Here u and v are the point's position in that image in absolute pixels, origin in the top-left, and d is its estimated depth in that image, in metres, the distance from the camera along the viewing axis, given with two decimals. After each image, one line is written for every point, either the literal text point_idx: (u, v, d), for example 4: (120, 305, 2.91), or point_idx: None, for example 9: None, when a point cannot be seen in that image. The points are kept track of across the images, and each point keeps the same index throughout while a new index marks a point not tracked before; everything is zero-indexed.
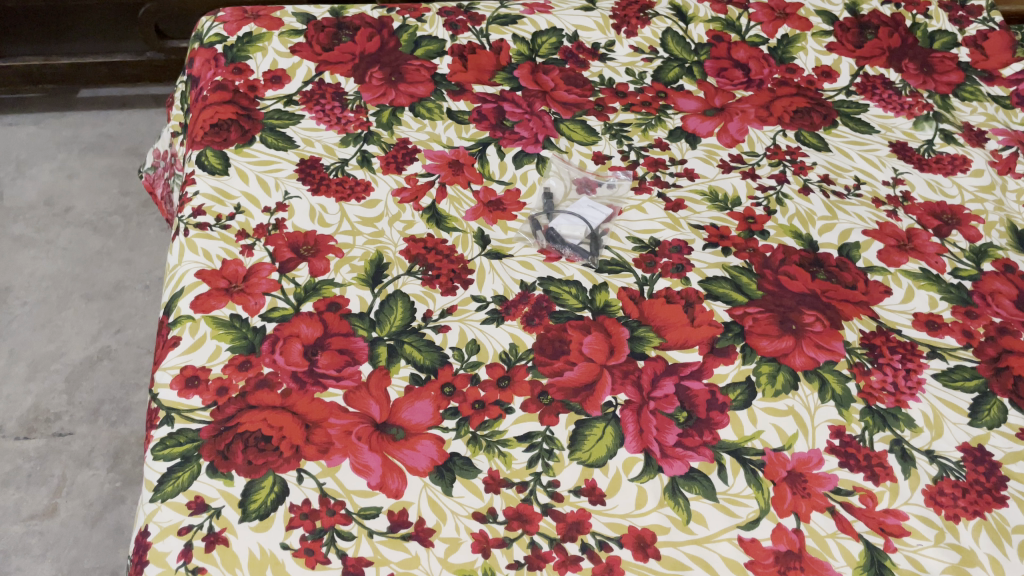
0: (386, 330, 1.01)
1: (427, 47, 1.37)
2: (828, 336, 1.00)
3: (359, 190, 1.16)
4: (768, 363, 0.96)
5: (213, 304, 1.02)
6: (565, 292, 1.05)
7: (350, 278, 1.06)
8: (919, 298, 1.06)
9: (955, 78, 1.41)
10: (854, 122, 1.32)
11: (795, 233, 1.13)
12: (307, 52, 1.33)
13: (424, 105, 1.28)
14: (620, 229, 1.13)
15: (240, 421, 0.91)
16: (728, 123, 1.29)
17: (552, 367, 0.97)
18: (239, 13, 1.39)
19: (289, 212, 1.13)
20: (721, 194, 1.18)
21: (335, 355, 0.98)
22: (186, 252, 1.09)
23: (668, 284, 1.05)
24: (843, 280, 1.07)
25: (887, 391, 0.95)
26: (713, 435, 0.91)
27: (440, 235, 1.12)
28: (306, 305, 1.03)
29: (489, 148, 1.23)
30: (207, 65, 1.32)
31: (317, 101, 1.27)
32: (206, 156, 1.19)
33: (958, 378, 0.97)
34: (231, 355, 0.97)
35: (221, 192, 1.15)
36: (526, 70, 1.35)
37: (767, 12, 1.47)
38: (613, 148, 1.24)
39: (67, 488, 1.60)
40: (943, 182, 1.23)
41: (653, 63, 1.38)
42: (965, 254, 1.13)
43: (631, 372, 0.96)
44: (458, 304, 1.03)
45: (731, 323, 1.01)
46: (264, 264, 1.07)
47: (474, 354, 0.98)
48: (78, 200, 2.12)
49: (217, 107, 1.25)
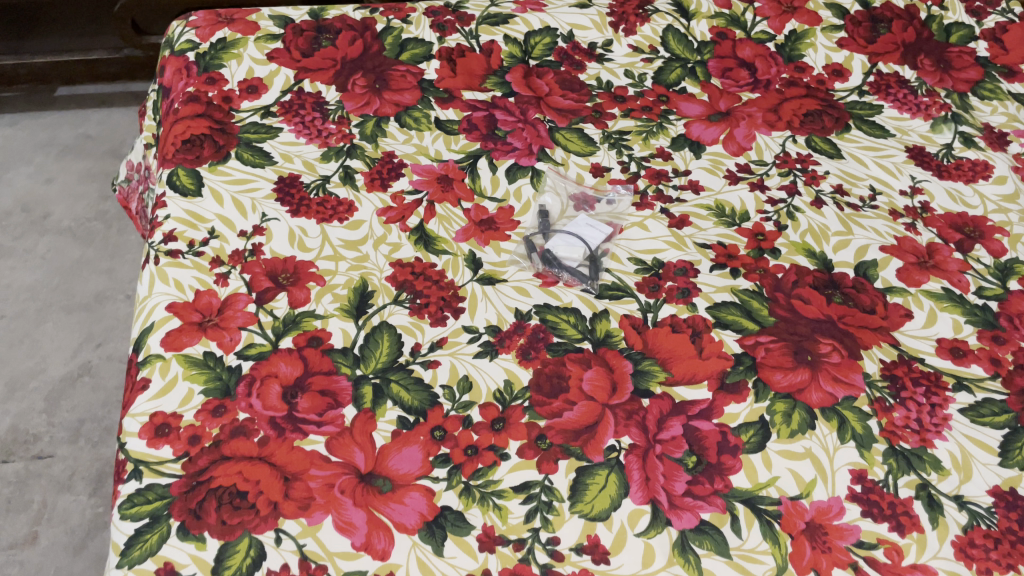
0: (371, 367, 0.94)
1: (413, 51, 1.28)
2: (846, 367, 0.93)
3: (342, 211, 1.09)
4: (783, 400, 0.89)
5: (185, 341, 0.95)
6: (563, 321, 0.98)
7: (333, 309, 0.99)
8: (942, 322, 0.99)
9: (974, 75, 1.33)
10: (868, 125, 1.24)
11: (808, 251, 1.05)
12: (285, 59, 1.25)
13: (410, 114, 1.21)
14: (621, 250, 1.05)
15: (214, 474, 0.84)
16: (735, 129, 1.21)
17: (550, 407, 0.90)
18: (212, 17, 1.30)
19: (267, 236, 1.06)
20: (728, 208, 1.11)
21: (316, 397, 0.91)
22: (156, 283, 1.01)
23: (673, 311, 0.98)
24: (861, 303, 1.00)
25: (911, 429, 0.88)
26: (725, 482, 0.84)
27: (429, 258, 1.05)
28: (285, 340, 0.96)
29: (481, 161, 1.15)
30: (179, 75, 1.24)
31: (296, 112, 1.19)
32: (178, 176, 1.11)
33: (986, 413, 0.90)
34: (204, 399, 0.90)
35: (194, 215, 1.07)
36: (519, 74, 1.27)
37: (774, 6, 1.38)
38: (612, 159, 1.17)
39: (48, 514, 1.54)
40: (964, 191, 1.15)
41: (653, 63, 1.30)
42: (989, 272, 1.06)
43: (635, 413, 0.89)
44: (448, 336, 0.96)
45: (742, 354, 0.94)
46: (240, 295, 1.00)
47: (467, 393, 0.91)
48: (56, 206, 2.04)
49: (189, 121, 1.17)
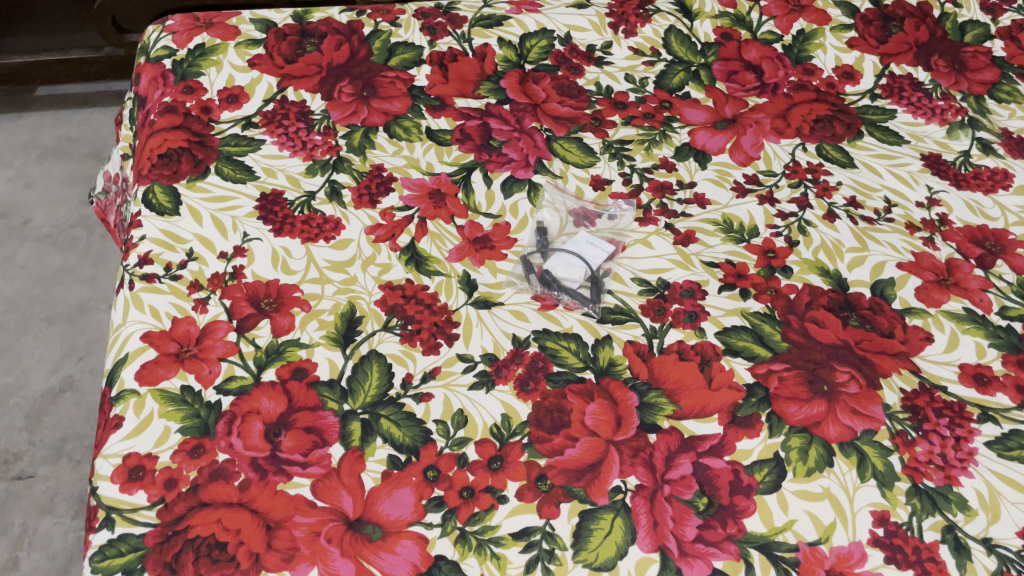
0: (359, 401, 0.88)
1: (402, 56, 1.22)
2: (865, 398, 0.87)
3: (328, 229, 1.03)
4: (799, 435, 0.84)
5: (162, 374, 0.90)
6: (563, 348, 0.92)
7: (319, 337, 0.93)
8: (965, 346, 0.93)
9: (990, 76, 1.27)
10: (881, 131, 1.18)
11: (821, 270, 1.00)
12: (267, 65, 1.18)
13: (400, 124, 1.14)
14: (623, 270, 1.00)
15: (191, 523, 0.79)
16: (741, 137, 1.15)
17: (551, 444, 0.84)
18: (190, 22, 1.23)
19: (249, 257, 1.00)
20: (736, 223, 1.05)
21: (300, 435, 0.85)
22: (131, 310, 0.95)
23: (680, 337, 0.93)
24: (878, 327, 0.94)
25: (936, 465, 0.83)
26: (739, 527, 0.79)
27: (421, 280, 0.99)
28: (268, 373, 0.90)
29: (475, 174, 1.09)
30: (155, 83, 1.17)
31: (279, 122, 1.13)
32: (154, 193, 1.05)
33: (1014, 446, 0.85)
34: (181, 438, 0.85)
35: (171, 235, 1.01)
36: (514, 79, 1.21)
37: (781, 5, 1.32)
38: (613, 171, 1.11)
39: (29, 538, 1.48)
40: (984, 203, 1.09)
41: (655, 67, 1.24)
42: (1012, 290, 1.00)
43: (642, 450, 0.84)
44: (442, 366, 0.91)
45: (755, 385, 0.88)
46: (219, 323, 0.94)
47: (462, 428, 0.86)
48: (36, 212, 1.97)
49: (166, 133, 1.11)
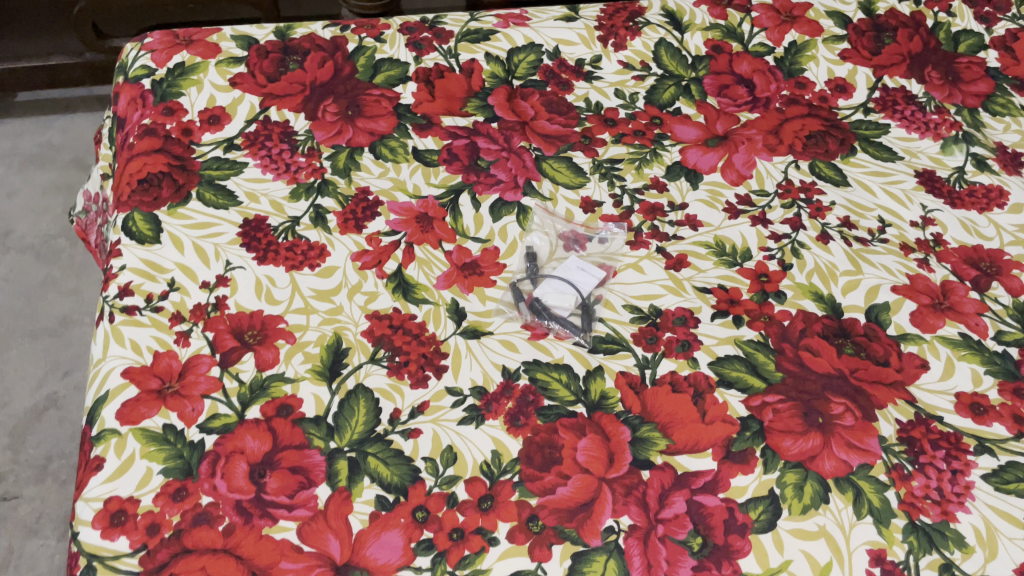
0: (346, 438, 0.86)
1: (387, 73, 1.19)
2: (861, 431, 0.86)
3: (313, 255, 1.00)
4: (794, 470, 0.83)
5: (143, 413, 0.88)
6: (554, 380, 0.90)
7: (304, 371, 0.91)
8: (961, 374, 0.92)
9: (984, 87, 1.25)
10: (874, 146, 1.16)
11: (815, 294, 0.98)
12: (249, 84, 1.16)
13: (386, 144, 1.12)
14: (615, 296, 0.98)
15: (175, 571, 0.78)
16: (733, 155, 1.13)
17: (543, 482, 0.83)
18: (169, 39, 1.20)
19: (231, 287, 0.97)
20: (729, 246, 1.03)
21: (286, 475, 0.84)
22: (111, 344, 0.93)
23: (673, 367, 0.91)
24: (873, 354, 0.93)
25: (932, 500, 0.82)
26: (733, 567, 0.78)
27: (408, 309, 0.97)
28: (252, 410, 0.88)
29: (463, 196, 1.07)
30: (134, 104, 1.14)
31: (262, 144, 1.10)
32: (134, 221, 1.03)
33: (1011, 479, 0.84)
34: (163, 480, 0.83)
35: (152, 265, 0.99)
36: (502, 95, 1.18)
37: (772, 16, 1.30)
38: (603, 192, 1.09)
39: (15, 561, 1.47)
40: (979, 221, 1.08)
41: (645, 81, 1.22)
42: (1008, 313, 0.99)
43: (635, 488, 0.83)
44: (430, 400, 0.89)
45: (749, 418, 0.87)
46: (202, 357, 0.92)
47: (451, 466, 0.84)
48: (18, 223, 1.94)
49: (145, 157, 1.08)
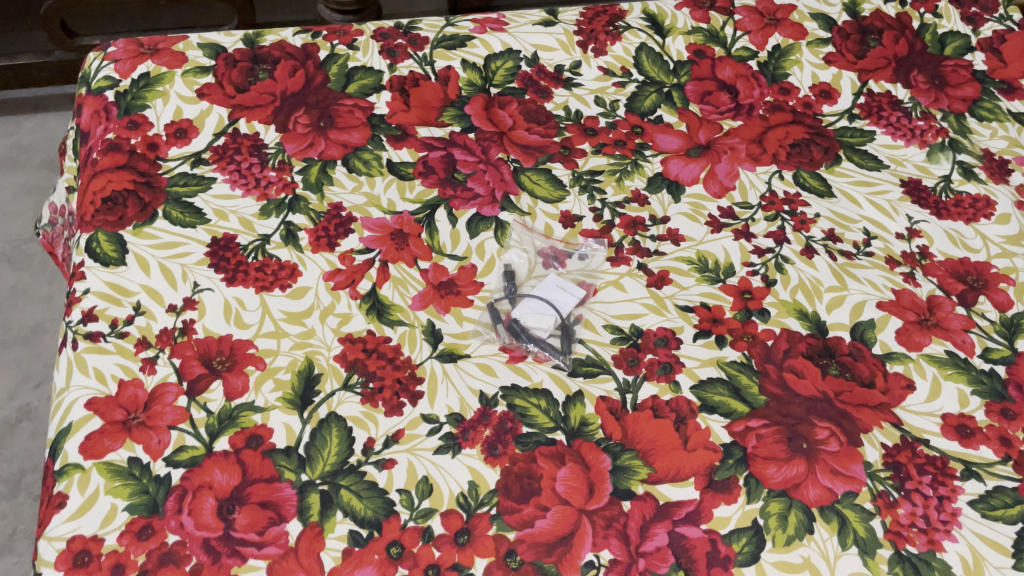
0: (318, 470, 0.84)
1: (361, 82, 1.16)
2: (846, 457, 0.84)
3: (284, 276, 0.97)
4: (778, 499, 0.81)
5: (108, 445, 0.85)
6: (533, 407, 0.88)
7: (275, 399, 0.88)
8: (948, 394, 0.90)
9: (971, 91, 1.23)
10: (860, 155, 1.14)
11: (799, 312, 0.96)
12: (217, 95, 1.12)
13: (360, 156, 1.08)
14: (595, 316, 0.95)
15: None
16: (716, 165, 1.11)
17: (521, 515, 0.81)
18: (133, 48, 1.16)
19: (199, 310, 0.94)
20: (711, 261, 1.01)
21: (255, 511, 0.81)
22: (74, 373, 0.90)
23: (654, 391, 0.89)
24: (859, 375, 0.91)
25: (918, 528, 0.80)
26: None
27: (383, 332, 0.94)
28: (221, 441, 0.85)
29: (439, 212, 1.04)
30: (97, 118, 1.10)
31: (231, 158, 1.07)
32: (98, 241, 0.99)
33: (998, 506, 0.83)
34: (128, 517, 0.80)
35: (117, 288, 0.96)
36: (479, 105, 1.15)
37: (755, 19, 1.27)
38: (583, 206, 1.06)
39: None
40: (965, 233, 1.06)
41: (625, 88, 1.19)
42: (995, 329, 0.97)
43: (616, 520, 0.81)
44: (405, 428, 0.86)
45: (732, 445, 0.85)
46: (169, 386, 0.89)
47: (427, 498, 0.82)
48: None
49: (110, 174, 1.04)
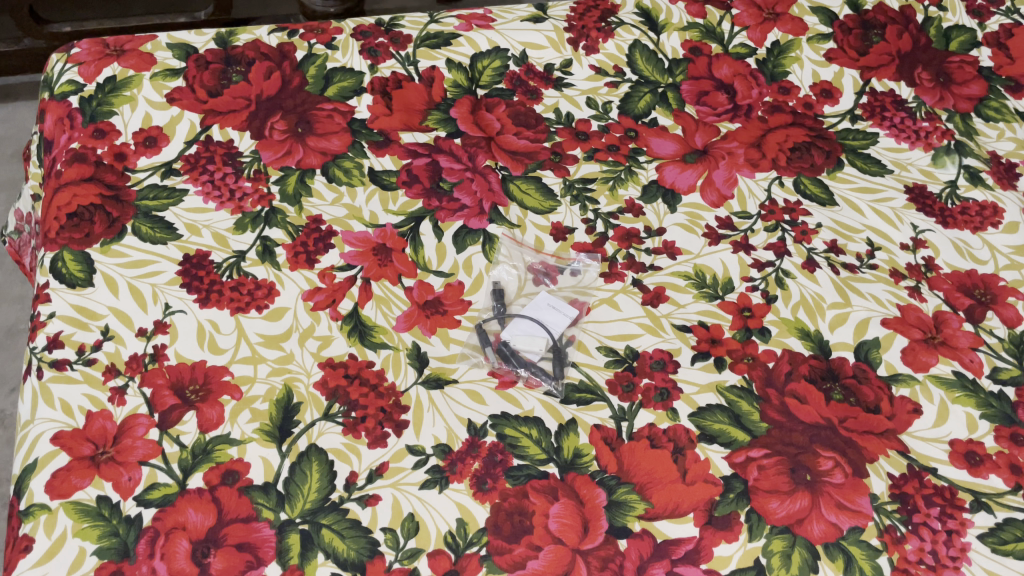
0: (298, 508, 0.79)
1: (340, 84, 1.10)
2: (851, 489, 0.81)
3: (260, 295, 0.92)
4: (781, 536, 0.79)
5: (75, 484, 0.80)
6: (523, 437, 0.84)
7: (251, 431, 0.84)
8: (956, 419, 0.87)
9: (978, 90, 1.18)
10: (863, 158, 1.09)
11: (801, 331, 0.92)
12: (188, 100, 1.06)
13: (340, 165, 1.03)
14: (588, 336, 0.91)
15: None
16: (713, 171, 1.06)
17: (512, 555, 0.77)
18: (98, 49, 1.10)
19: (171, 334, 0.89)
20: (710, 276, 0.96)
21: (231, 554, 0.77)
22: (39, 404, 0.85)
23: (651, 419, 0.85)
24: (864, 400, 0.87)
25: (925, 565, 0.78)
26: None
27: (365, 356, 0.89)
28: (195, 478, 0.81)
29: (424, 224, 0.99)
30: (61, 125, 1.04)
31: (204, 168, 1.01)
32: (63, 261, 0.94)
33: (1009, 539, 0.79)
34: (97, 562, 0.76)
35: (84, 311, 0.90)
36: (465, 107, 1.09)
37: (754, 13, 1.22)
38: (575, 217, 1.01)
39: None
40: (972, 243, 1.02)
41: (618, 89, 1.14)
42: (1004, 346, 0.93)
43: (612, 560, 0.77)
44: (389, 461, 0.82)
45: (733, 478, 0.82)
46: (139, 418, 0.84)
47: (413, 537, 0.78)
48: None
49: (74, 187, 0.98)
